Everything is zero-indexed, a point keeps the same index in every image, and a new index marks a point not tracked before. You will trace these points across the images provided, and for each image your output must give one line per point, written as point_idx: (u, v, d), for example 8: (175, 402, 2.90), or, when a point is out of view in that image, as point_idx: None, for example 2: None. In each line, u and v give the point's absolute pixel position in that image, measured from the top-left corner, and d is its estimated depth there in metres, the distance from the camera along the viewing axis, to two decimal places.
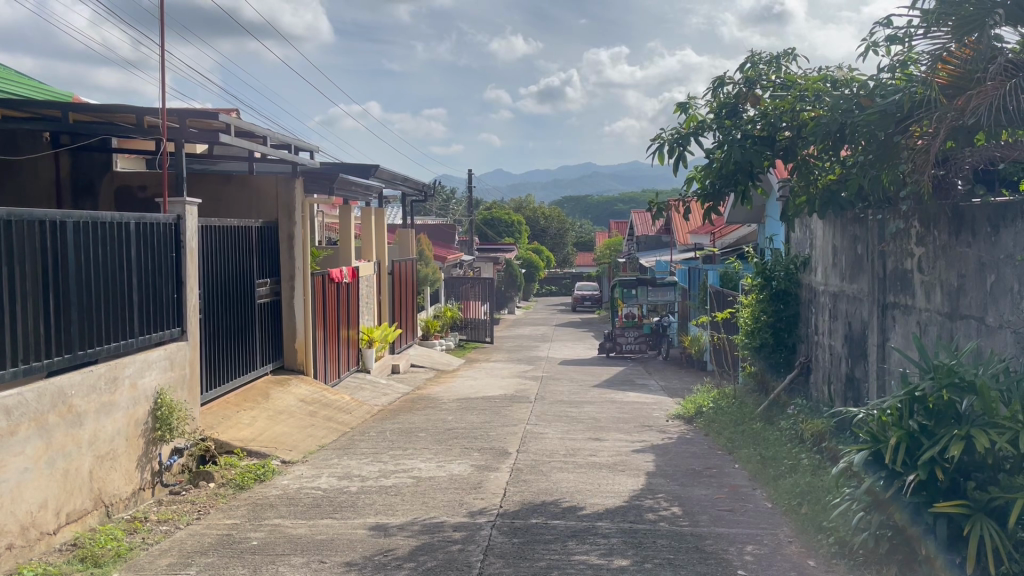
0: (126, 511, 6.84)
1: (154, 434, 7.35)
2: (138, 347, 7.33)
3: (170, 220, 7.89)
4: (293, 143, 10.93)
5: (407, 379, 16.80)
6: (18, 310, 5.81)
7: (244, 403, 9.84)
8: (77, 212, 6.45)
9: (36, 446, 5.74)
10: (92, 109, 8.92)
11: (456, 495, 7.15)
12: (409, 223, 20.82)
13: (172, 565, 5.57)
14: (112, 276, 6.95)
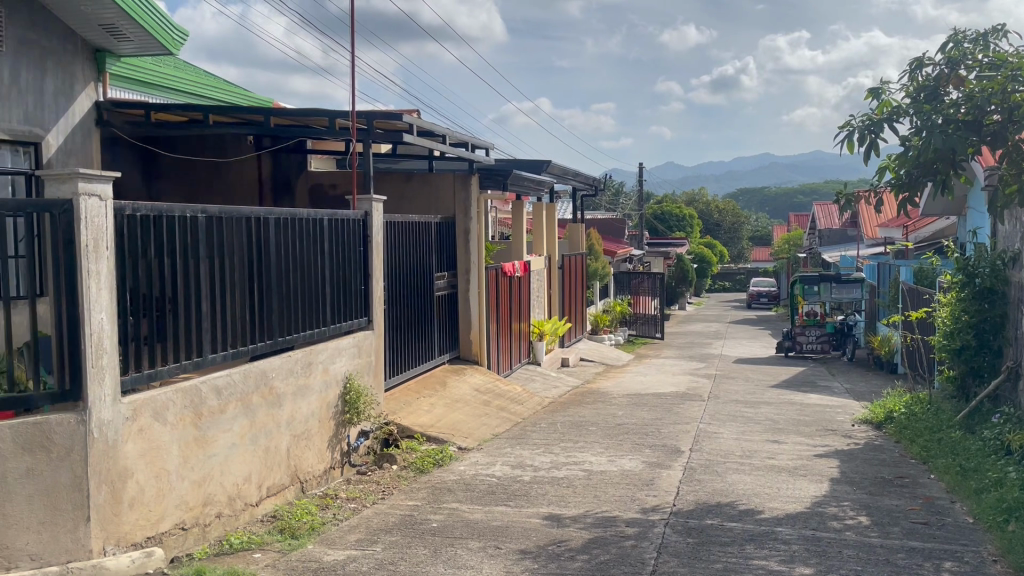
0: (318, 488, 7.36)
1: (343, 417, 7.84)
2: (330, 333, 7.87)
3: (358, 217, 8.37)
4: (471, 141, 11.32)
5: (576, 372, 16.90)
6: (229, 298, 6.40)
7: (423, 390, 10.29)
8: (279, 210, 6.98)
9: (241, 424, 6.28)
10: (290, 113, 9.61)
11: (629, 491, 7.12)
12: (579, 217, 20.89)
13: (361, 540, 5.91)
14: (308, 268, 7.48)
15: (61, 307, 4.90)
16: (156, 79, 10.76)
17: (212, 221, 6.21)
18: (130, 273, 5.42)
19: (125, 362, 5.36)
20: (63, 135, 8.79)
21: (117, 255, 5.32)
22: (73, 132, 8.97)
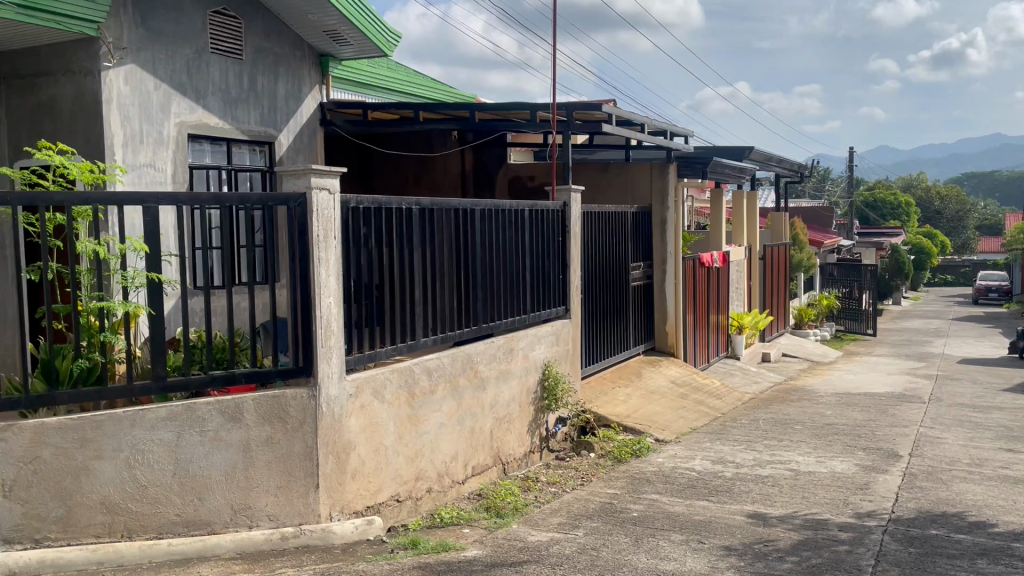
0: (519, 470, 7.59)
1: (542, 403, 8.01)
2: (531, 321, 8.06)
3: (558, 207, 8.50)
4: (670, 129, 11.14)
5: (777, 367, 16.22)
6: (439, 285, 6.73)
7: (619, 380, 10.30)
8: (484, 201, 7.24)
9: (449, 405, 6.59)
10: (495, 107, 9.92)
11: (840, 493, 6.75)
12: (783, 206, 19.97)
13: (563, 524, 6.02)
14: (510, 257, 7.70)
15: (295, 291, 5.37)
16: (373, 81, 11.44)
17: (425, 212, 6.55)
18: (354, 261, 5.83)
19: (349, 344, 5.79)
20: (292, 134, 9.54)
21: (344, 244, 5.74)
22: (301, 132, 9.70)
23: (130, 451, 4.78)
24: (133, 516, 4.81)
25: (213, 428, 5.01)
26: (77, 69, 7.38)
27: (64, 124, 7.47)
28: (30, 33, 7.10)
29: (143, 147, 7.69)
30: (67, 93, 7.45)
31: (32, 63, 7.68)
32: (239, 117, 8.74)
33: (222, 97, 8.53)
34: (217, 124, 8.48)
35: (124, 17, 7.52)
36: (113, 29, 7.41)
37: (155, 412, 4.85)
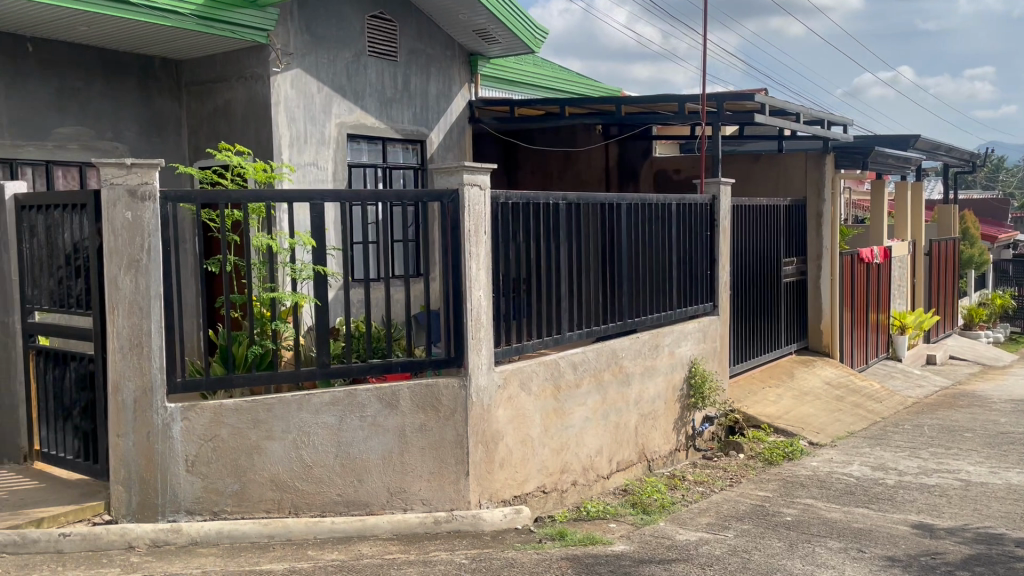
0: (665, 468, 7.52)
1: (689, 401, 7.88)
2: (677, 317, 7.92)
3: (706, 201, 8.32)
4: (827, 118, 10.64)
5: (944, 371, 15.16)
6: (585, 279, 6.74)
7: (769, 380, 9.96)
8: (631, 195, 7.19)
9: (595, 400, 6.61)
10: (642, 100, 9.81)
11: (1018, 508, 6.25)
12: (951, 198, 18.64)
13: (712, 524, 5.90)
14: (656, 252, 7.61)
15: (448, 284, 5.54)
16: (522, 77, 11.55)
17: (571, 206, 6.58)
18: (503, 255, 5.94)
19: (498, 336, 5.90)
20: (443, 132, 9.79)
21: (493, 238, 5.86)
22: (451, 129, 9.92)
23: (297, 433, 5.09)
24: (298, 493, 5.11)
25: (371, 414, 5.25)
26: (249, 75, 7.93)
27: (238, 127, 8.07)
28: (209, 42, 7.73)
29: (307, 147, 8.15)
30: (240, 98, 8.02)
31: (210, 71, 8.31)
32: (394, 117, 9.09)
33: (378, 97, 8.90)
34: (373, 124, 8.86)
35: (290, 24, 7.98)
36: (281, 37, 7.89)
37: (319, 397, 5.13)
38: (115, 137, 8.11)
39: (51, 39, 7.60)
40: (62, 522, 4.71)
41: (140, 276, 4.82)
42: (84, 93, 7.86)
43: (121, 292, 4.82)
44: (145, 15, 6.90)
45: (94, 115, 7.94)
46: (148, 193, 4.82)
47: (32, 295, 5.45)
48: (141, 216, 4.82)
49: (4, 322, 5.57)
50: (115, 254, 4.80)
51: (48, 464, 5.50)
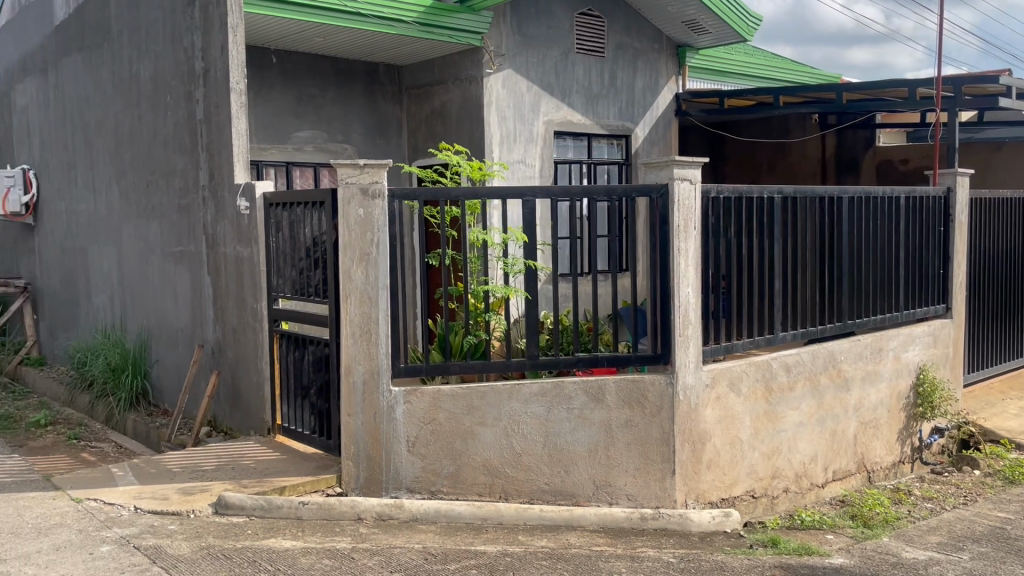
0: (887, 481, 7.04)
1: (916, 410, 7.31)
2: (904, 320, 7.35)
3: (939, 193, 7.64)
4: None
5: None
6: (801, 277, 6.42)
7: (1010, 391, 9.01)
8: (853, 188, 6.75)
9: (810, 404, 6.30)
10: (866, 87, 9.17)
11: None
12: None
13: (943, 544, 5.43)
14: (881, 248, 7.10)
15: (657, 280, 5.48)
16: (733, 68, 11.17)
17: (788, 201, 6.28)
18: (714, 251, 5.80)
19: (707, 334, 5.77)
20: (648, 126, 9.68)
21: (704, 234, 5.73)
22: (657, 123, 9.80)
23: (508, 421, 5.26)
24: (509, 480, 5.28)
25: (578, 406, 5.32)
26: (465, 77, 8.28)
27: (453, 127, 8.46)
28: (428, 47, 8.14)
29: (517, 145, 8.38)
30: (456, 99, 8.40)
31: (427, 74, 8.76)
32: (600, 112, 9.14)
33: (585, 94, 8.99)
34: (579, 120, 8.95)
35: (502, 26, 8.23)
36: (494, 38, 8.16)
37: (529, 388, 5.27)
38: (345, 139, 8.78)
39: (292, 51, 8.35)
40: (300, 491, 5.18)
41: (370, 269, 5.19)
42: (318, 99, 8.58)
43: (353, 282, 5.20)
44: (374, 24, 7.40)
45: (327, 119, 8.64)
46: (378, 191, 5.17)
47: (277, 284, 6.02)
48: (372, 213, 5.19)
49: (254, 307, 6.21)
50: (349, 248, 5.19)
51: (287, 437, 6.07)
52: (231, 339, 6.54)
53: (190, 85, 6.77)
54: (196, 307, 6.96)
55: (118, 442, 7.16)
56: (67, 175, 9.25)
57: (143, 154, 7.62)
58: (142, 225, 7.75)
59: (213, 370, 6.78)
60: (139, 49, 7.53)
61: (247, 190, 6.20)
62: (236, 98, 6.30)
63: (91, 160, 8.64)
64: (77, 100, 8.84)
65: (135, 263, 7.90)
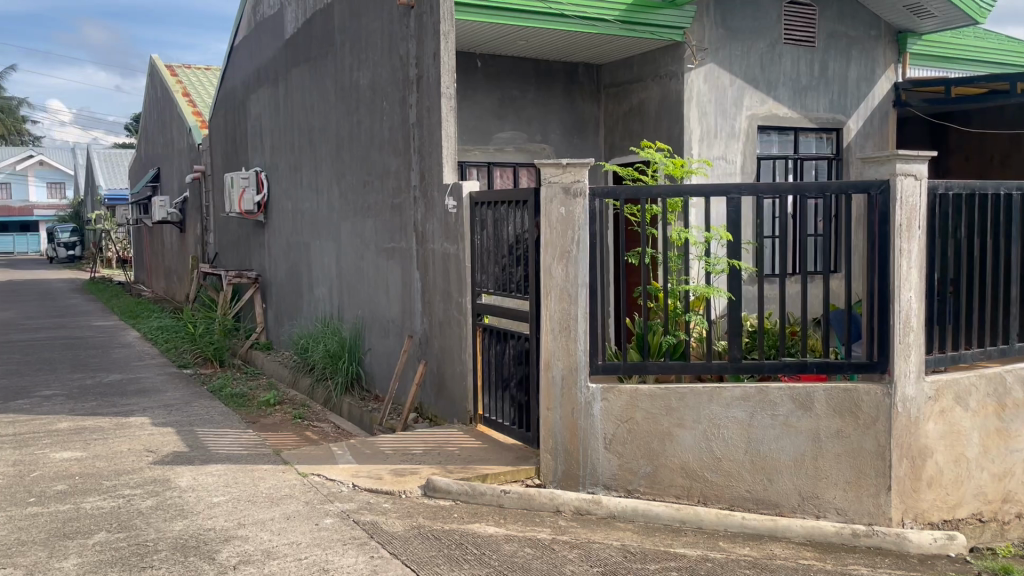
0: None
1: None
2: None
3: None
4: None
5: None
6: None
7: None
8: None
9: None
10: None
11: None
12: None
13: None
14: None
15: (873, 282, 5.14)
16: (961, 52, 10.24)
17: None
18: (940, 252, 5.35)
19: (929, 342, 5.34)
20: (862, 119, 9.09)
21: (929, 234, 5.30)
22: (872, 115, 9.17)
23: (708, 424, 5.15)
24: (708, 484, 5.17)
25: (784, 413, 5.10)
26: (665, 73, 8.19)
27: (651, 125, 8.39)
28: (629, 45, 8.13)
29: (718, 141, 8.18)
30: (655, 96, 8.32)
31: (627, 72, 8.73)
32: (808, 106, 8.71)
33: (793, 86, 8.60)
34: (785, 114, 8.59)
35: (705, 20, 8.05)
36: (697, 33, 8.01)
37: (731, 391, 5.13)
38: (544, 138, 8.95)
39: (496, 54, 8.61)
40: (501, 480, 5.36)
41: (570, 265, 5.24)
42: (519, 101, 8.81)
43: (554, 279, 5.28)
44: (577, 24, 7.49)
45: (528, 120, 8.85)
46: (580, 190, 5.22)
47: (481, 280, 6.25)
48: (574, 211, 5.24)
49: (459, 302, 6.48)
50: (550, 246, 5.28)
51: (488, 427, 6.29)
52: (437, 330, 6.87)
53: (404, 91, 7.17)
54: (406, 300, 7.37)
55: (336, 423, 7.74)
56: (294, 176, 10.10)
57: (361, 157, 8.17)
58: (359, 222, 8.31)
59: (420, 360, 7.16)
60: (359, 59, 8.07)
61: (455, 189, 6.49)
62: (447, 102, 6.59)
63: (314, 162, 9.38)
64: (304, 108, 9.63)
65: (352, 258, 8.50)
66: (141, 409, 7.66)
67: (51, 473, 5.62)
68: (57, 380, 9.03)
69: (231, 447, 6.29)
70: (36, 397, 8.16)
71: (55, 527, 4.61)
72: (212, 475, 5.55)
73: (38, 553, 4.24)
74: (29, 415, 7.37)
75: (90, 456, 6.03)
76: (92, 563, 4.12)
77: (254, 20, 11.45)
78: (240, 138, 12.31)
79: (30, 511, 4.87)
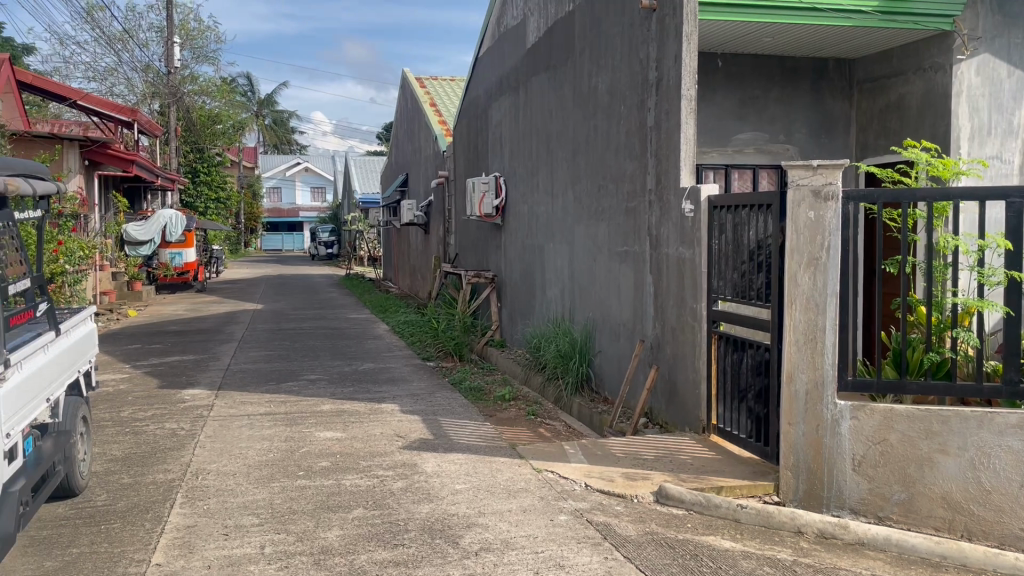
0: None
1: None
2: None
3: None
4: None
5: None
6: None
7: None
8: None
9: None
10: None
11: None
12: None
13: None
14: None
15: None
16: None
17: None
18: None
19: None
20: None
21: None
22: None
23: (976, 452, 4.65)
24: (975, 518, 4.66)
25: None
26: (929, 66, 7.53)
27: (913, 123, 7.74)
28: (887, 37, 7.54)
29: (991, 139, 7.38)
30: (917, 91, 7.67)
31: (884, 66, 8.12)
32: None
33: None
34: None
35: (983, 5, 7.21)
36: (968, 21, 7.20)
37: (1005, 417, 4.60)
38: (788, 139, 8.56)
39: (738, 53, 8.34)
40: (737, 494, 5.19)
41: (819, 274, 4.92)
42: (762, 100, 8.49)
43: (799, 288, 4.98)
44: (827, 18, 7.05)
45: (770, 120, 8.52)
46: (832, 193, 4.89)
47: (718, 286, 6.07)
48: (824, 215, 4.92)
49: (693, 307, 6.34)
50: (797, 252, 4.99)
51: (723, 438, 6.11)
52: (670, 335, 6.77)
53: (644, 94, 7.15)
54: (639, 303, 7.34)
55: (567, 422, 7.88)
56: (531, 181, 10.43)
57: (597, 161, 8.25)
58: (593, 226, 8.41)
59: (651, 365, 7.10)
60: (598, 64, 8.16)
61: (692, 193, 6.35)
62: (687, 104, 6.49)
63: (551, 167, 9.61)
64: (542, 114, 9.91)
65: (585, 261, 8.61)
66: (391, 397, 8.28)
67: (316, 450, 6.23)
68: (320, 366, 10.01)
69: (471, 438, 6.62)
70: (303, 380, 9.09)
71: (321, 500, 5.11)
72: (454, 463, 5.88)
73: (307, 522, 4.72)
74: (298, 396, 8.23)
75: (348, 437, 6.62)
76: (351, 536, 4.51)
77: (498, 31, 11.97)
78: (481, 145, 12.92)
79: (300, 483, 5.43)
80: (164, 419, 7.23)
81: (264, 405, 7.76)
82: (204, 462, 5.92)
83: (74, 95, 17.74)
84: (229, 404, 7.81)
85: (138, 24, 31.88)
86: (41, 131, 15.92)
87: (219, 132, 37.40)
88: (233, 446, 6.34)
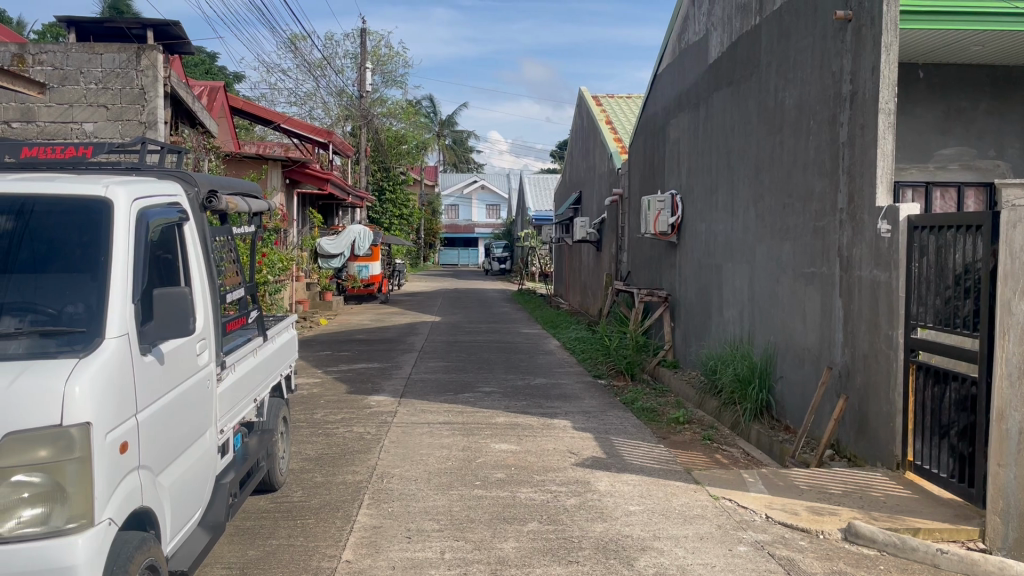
0: None
1: None
2: None
3: None
4: None
5: None
6: None
7: None
8: None
9: None
10: None
11: None
12: None
13: None
14: None
15: None
16: None
17: None
18: None
19: None
20: None
21: None
22: None
23: None
24: None
25: None
26: None
27: None
28: None
29: None
30: None
31: None
32: None
33: None
34: None
35: None
36: None
37: None
38: (998, 154, 7.98)
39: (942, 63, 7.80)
40: (936, 537, 4.80)
41: None
42: (969, 113, 7.93)
43: (1014, 317, 4.53)
44: None
45: (979, 134, 7.97)
46: None
47: (918, 312, 5.66)
48: None
49: (888, 334, 5.95)
50: (1012, 278, 4.55)
51: (919, 476, 5.66)
52: (861, 363, 6.38)
53: (836, 108, 6.82)
54: (825, 328, 6.98)
55: (744, 449, 7.60)
56: (709, 198, 10.21)
57: (782, 179, 7.95)
58: (776, 246, 8.10)
59: (840, 394, 6.71)
60: (786, 79, 7.87)
61: (890, 212, 5.97)
62: (885, 118, 6.12)
63: (731, 185, 9.38)
64: (723, 130, 9.70)
65: (767, 283, 8.30)
66: (564, 413, 8.34)
67: (492, 461, 6.38)
68: (494, 379, 10.26)
69: (645, 459, 6.54)
70: (479, 392, 9.35)
71: (496, 510, 5.22)
72: (627, 484, 5.83)
73: (484, 531, 4.84)
74: (474, 407, 8.48)
75: (522, 450, 6.73)
76: (526, 549, 4.58)
77: (679, 48, 11.86)
78: (658, 163, 12.82)
79: (477, 492, 5.59)
80: (352, 423, 7.67)
81: (442, 415, 8.05)
82: (389, 466, 6.22)
83: (278, 119, 19.27)
84: (411, 411, 8.17)
85: (334, 52, 34.22)
86: (250, 152, 17.38)
87: (403, 152, 39.40)
88: (414, 452, 6.62)
